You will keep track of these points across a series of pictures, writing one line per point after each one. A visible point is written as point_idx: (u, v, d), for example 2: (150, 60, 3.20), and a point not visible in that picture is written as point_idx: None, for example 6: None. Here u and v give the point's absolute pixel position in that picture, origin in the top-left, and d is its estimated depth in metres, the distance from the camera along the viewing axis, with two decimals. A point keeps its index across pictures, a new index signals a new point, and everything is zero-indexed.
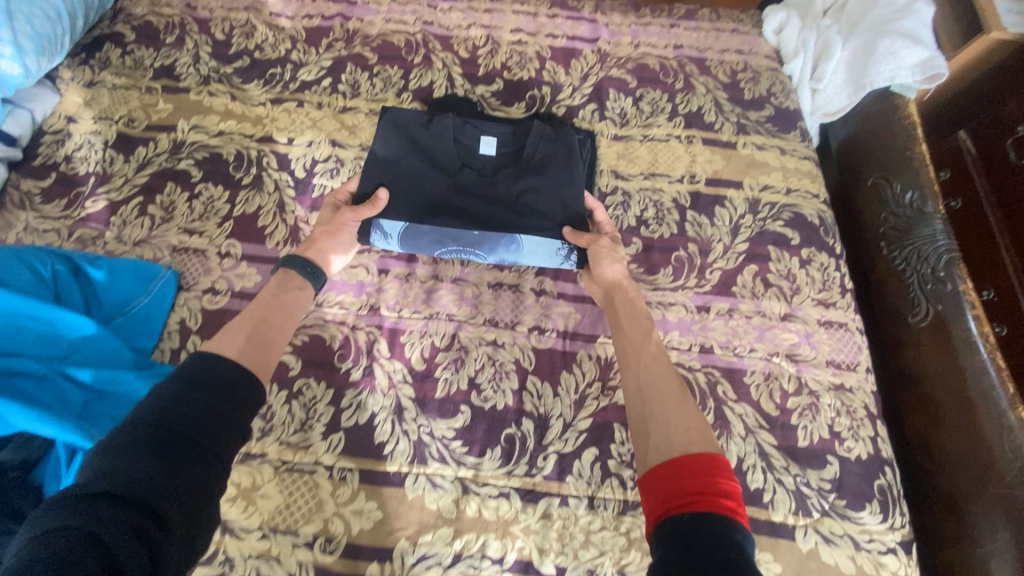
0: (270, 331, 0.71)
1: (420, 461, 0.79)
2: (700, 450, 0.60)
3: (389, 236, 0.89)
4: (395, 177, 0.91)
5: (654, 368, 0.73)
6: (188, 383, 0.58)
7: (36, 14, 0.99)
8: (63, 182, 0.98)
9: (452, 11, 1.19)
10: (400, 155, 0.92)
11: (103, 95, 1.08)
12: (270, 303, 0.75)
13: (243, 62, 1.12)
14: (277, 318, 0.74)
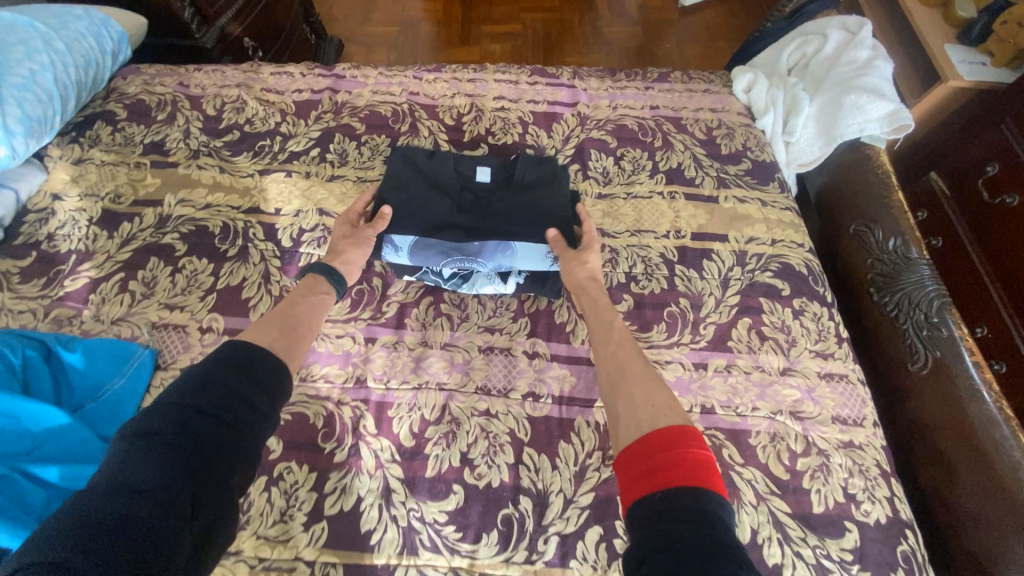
0: (296, 325, 0.76)
1: (410, 551, 0.73)
2: (671, 425, 0.63)
3: (400, 248, 0.93)
4: (398, 199, 0.95)
5: (626, 351, 0.77)
6: (214, 370, 0.62)
7: (27, 97, 1.01)
8: (43, 261, 0.97)
9: (436, 82, 1.24)
10: (402, 180, 0.97)
11: (92, 171, 1.09)
12: (296, 302, 0.80)
13: (233, 135, 1.15)
14: (302, 314, 0.78)
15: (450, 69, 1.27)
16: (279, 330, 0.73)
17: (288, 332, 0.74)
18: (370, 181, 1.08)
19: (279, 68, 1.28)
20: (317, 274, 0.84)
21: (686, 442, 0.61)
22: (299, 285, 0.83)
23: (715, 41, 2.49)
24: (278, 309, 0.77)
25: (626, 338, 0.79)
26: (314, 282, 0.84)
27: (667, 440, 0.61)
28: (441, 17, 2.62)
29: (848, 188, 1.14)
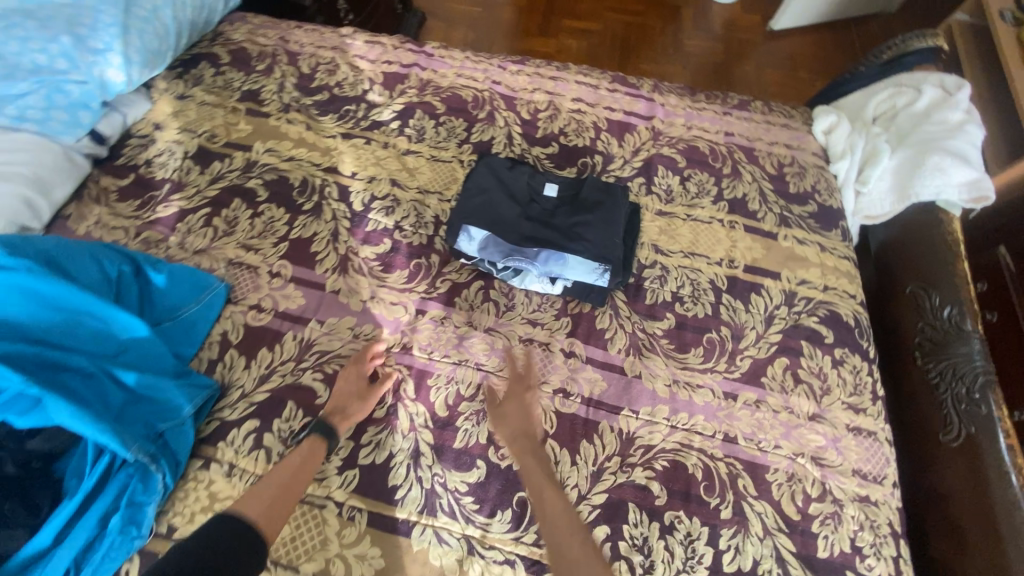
0: (293, 494, 0.73)
1: (429, 512, 0.78)
2: None
3: (473, 239, 0.97)
4: (473, 199, 0.99)
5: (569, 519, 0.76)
6: (192, 549, 0.60)
7: (147, 31, 1.08)
8: (140, 184, 1.05)
9: (519, 74, 1.27)
10: (481, 182, 1.01)
11: (192, 109, 1.17)
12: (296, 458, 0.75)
13: (323, 96, 1.21)
14: (301, 475, 0.75)
15: (534, 64, 1.29)
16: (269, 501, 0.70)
17: (278, 500, 0.71)
18: (442, 161, 1.12)
19: (372, 37, 1.33)
20: (322, 426, 0.79)
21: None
22: (299, 448, 0.77)
23: (797, 71, 2.43)
24: (277, 473, 0.74)
25: (562, 503, 0.77)
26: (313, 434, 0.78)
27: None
28: (523, 5, 2.65)
29: (911, 247, 1.12)
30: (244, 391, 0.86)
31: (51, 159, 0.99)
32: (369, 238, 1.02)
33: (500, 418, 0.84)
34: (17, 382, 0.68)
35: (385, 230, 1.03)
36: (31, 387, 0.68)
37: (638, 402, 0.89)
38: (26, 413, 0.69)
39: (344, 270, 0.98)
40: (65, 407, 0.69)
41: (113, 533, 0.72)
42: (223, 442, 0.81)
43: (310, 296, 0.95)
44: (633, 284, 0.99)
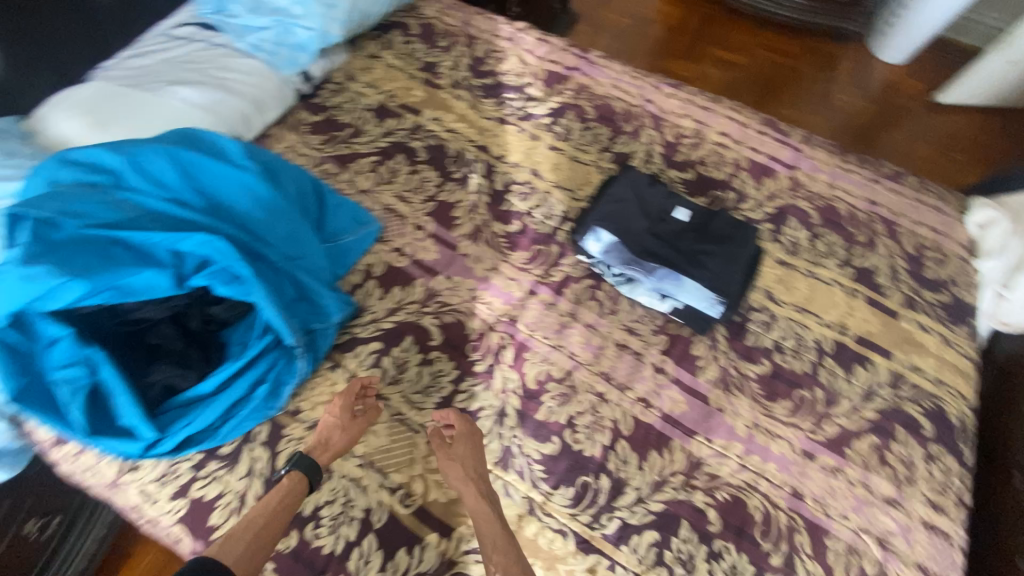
0: (272, 532, 0.73)
1: (503, 466, 0.88)
2: None
3: (599, 241, 1.03)
4: (609, 203, 1.05)
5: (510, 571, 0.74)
6: None
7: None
8: (328, 122, 1.24)
9: (672, 98, 1.32)
10: (620, 190, 1.07)
11: (379, 69, 1.35)
12: (275, 500, 0.75)
13: (489, 81, 1.35)
14: (281, 513, 0.74)
15: (688, 91, 1.34)
16: (248, 543, 0.70)
17: (256, 543, 0.70)
18: (582, 162, 1.20)
19: (543, 36, 1.44)
20: (306, 462, 0.79)
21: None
22: (281, 484, 0.77)
23: (954, 151, 2.25)
24: (256, 511, 0.73)
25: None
26: (295, 471, 0.79)
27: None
28: (673, 25, 2.66)
29: None
30: (375, 316, 1.00)
31: (270, 86, 1.18)
32: (502, 216, 1.13)
33: (448, 461, 0.83)
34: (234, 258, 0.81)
35: (517, 213, 1.13)
36: (244, 266, 0.81)
37: (715, 433, 0.92)
38: (229, 285, 0.81)
39: (475, 238, 1.10)
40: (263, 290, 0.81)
41: (257, 398, 0.85)
42: (352, 352, 0.95)
43: (442, 253, 1.08)
44: (737, 322, 1.02)
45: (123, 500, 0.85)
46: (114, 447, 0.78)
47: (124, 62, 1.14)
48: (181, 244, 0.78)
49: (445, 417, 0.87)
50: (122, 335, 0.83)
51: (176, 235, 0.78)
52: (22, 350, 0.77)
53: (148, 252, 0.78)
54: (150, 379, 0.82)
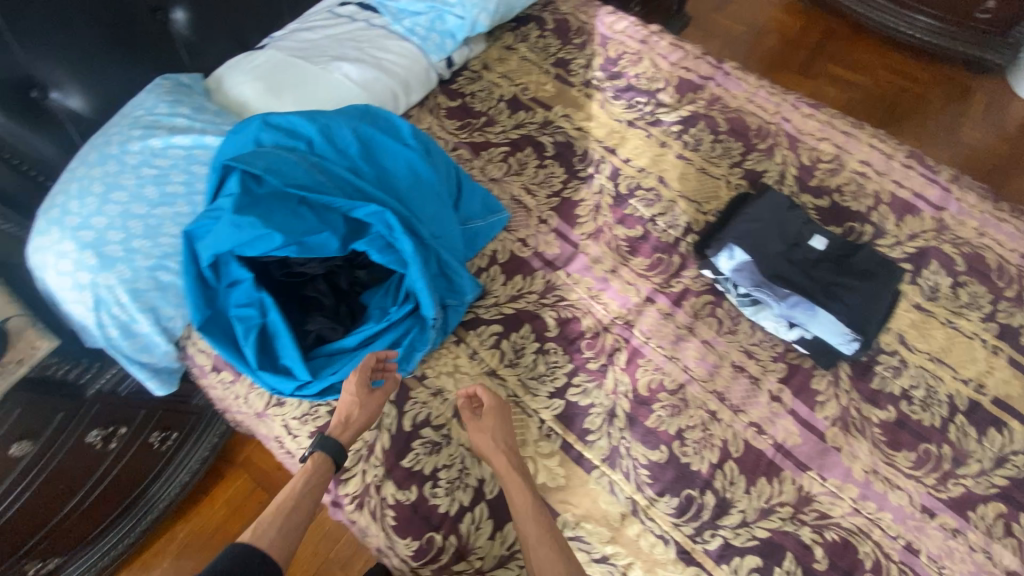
0: (300, 514, 0.80)
1: (610, 464, 0.90)
2: None
3: (733, 259, 1.01)
4: (746, 224, 1.03)
5: (539, 546, 0.77)
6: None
7: None
8: (463, 109, 1.30)
9: (811, 119, 1.27)
10: (760, 211, 1.04)
11: (513, 61, 1.38)
12: (298, 484, 0.81)
13: (621, 82, 1.34)
14: (306, 497, 0.81)
15: (828, 114, 1.28)
16: (278, 528, 0.77)
17: (287, 526, 0.78)
18: (710, 176, 1.18)
19: (678, 41, 1.42)
20: (329, 444, 0.85)
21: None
22: (305, 470, 0.83)
23: None
24: (282, 498, 0.80)
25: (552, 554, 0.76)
26: (316, 454, 0.84)
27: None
28: (791, 38, 2.54)
29: None
30: (497, 301, 1.05)
31: (418, 68, 1.24)
32: (625, 220, 1.13)
33: (480, 433, 0.86)
34: (398, 231, 0.88)
35: (641, 219, 1.13)
36: (405, 239, 0.88)
37: (828, 471, 0.91)
38: (387, 253, 0.90)
39: (597, 238, 1.11)
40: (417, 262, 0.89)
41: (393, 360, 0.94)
42: (474, 331, 1.01)
43: (564, 249, 1.10)
44: (863, 362, 0.99)
45: (266, 430, 0.97)
46: (272, 382, 0.88)
47: (293, 34, 1.25)
48: (356, 211, 0.86)
49: (473, 392, 0.92)
50: (285, 288, 0.95)
51: (353, 203, 0.86)
52: (210, 286, 0.89)
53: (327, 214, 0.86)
54: (307, 327, 0.94)
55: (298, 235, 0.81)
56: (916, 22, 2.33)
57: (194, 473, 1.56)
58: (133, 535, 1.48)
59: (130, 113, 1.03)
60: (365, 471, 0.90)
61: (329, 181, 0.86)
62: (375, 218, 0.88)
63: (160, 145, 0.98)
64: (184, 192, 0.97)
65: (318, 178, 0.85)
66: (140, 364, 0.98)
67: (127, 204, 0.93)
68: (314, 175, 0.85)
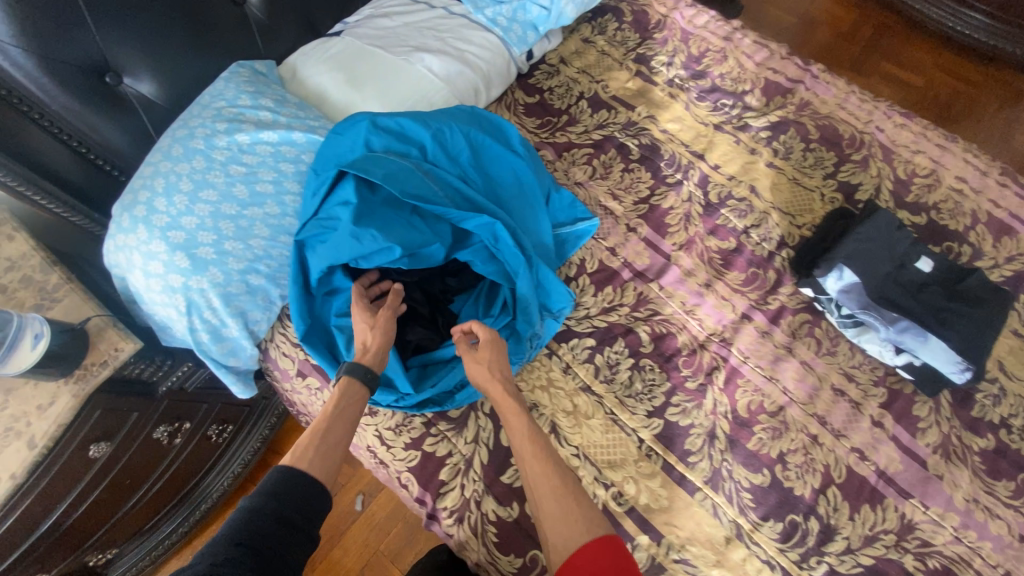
0: (338, 435, 0.76)
1: (712, 486, 0.88)
2: (599, 537, 0.69)
3: (842, 280, 0.97)
4: (856, 244, 0.99)
5: (536, 463, 0.75)
6: (260, 501, 0.65)
7: None
8: (543, 107, 1.24)
9: (905, 129, 1.22)
10: (870, 231, 1.00)
11: (591, 54, 1.32)
12: (331, 406, 0.78)
13: (705, 82, 1.29)
14: (341, 418, 0.78)
15: (921, 124, 1.23)
16: (317, 448, 0.73)
17: (326, 446, 0.74)
18: (804, 187, 1.14)
19: (762, 39, 1.35)
20: (356, 368, 0.81)
21: (608, 554, 0.67)
22: (335, 395, 0.80)
23: None
24: (315, 421, 0.76)
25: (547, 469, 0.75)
26: (345, 378, 0.80)
27: (598, 553, 0.67)
28: (843, 31, 2.43)
29: None
30: (588, 313, 1.02)
31: (500, 62, 1.18)
32: (717, 231, 1.10)
33: (475, 363, 0.83)
34: (507, 243, 0.88)
35: (734, 230, 1.10)
36: (513, 251, 0.88)
37: (930, 499, 0.89)
38: (490, 263, 0.90)
39: (689, 250, 1.08)
40: (525, 269, 0.89)
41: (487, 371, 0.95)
42: (566, 344, 0.99)
43: (654, 259, 1.07)
44: (963, 390, 0.97)
45: (356, 439, 0.95)
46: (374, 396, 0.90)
47: (369, 20, 1.17)
48: (466, 222, 0.86)
49: (468, 326, 0.87)
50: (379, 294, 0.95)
51: (464, 214, 0.85)
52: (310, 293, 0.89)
53: (436, 223, 0.87)
54: (406, 337, 0.94)
55: (413, 247, 0.82)
56: (975, 20, 2.25)
57: (245, 465, 1.54)
58: (187, 525, 1.44)
59: (210, 102, 0.97)
60: (464, 485, 0.89)
61: (440, 189, 0.86)
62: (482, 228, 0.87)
63: (248, 140, 0.94)
64: (274, 191, 0.94)
65: (432, 187, 0.85)
66: (226, 368, 0.96)
67: (217, 203, 0.90)
68: (426, 185, 0.84)
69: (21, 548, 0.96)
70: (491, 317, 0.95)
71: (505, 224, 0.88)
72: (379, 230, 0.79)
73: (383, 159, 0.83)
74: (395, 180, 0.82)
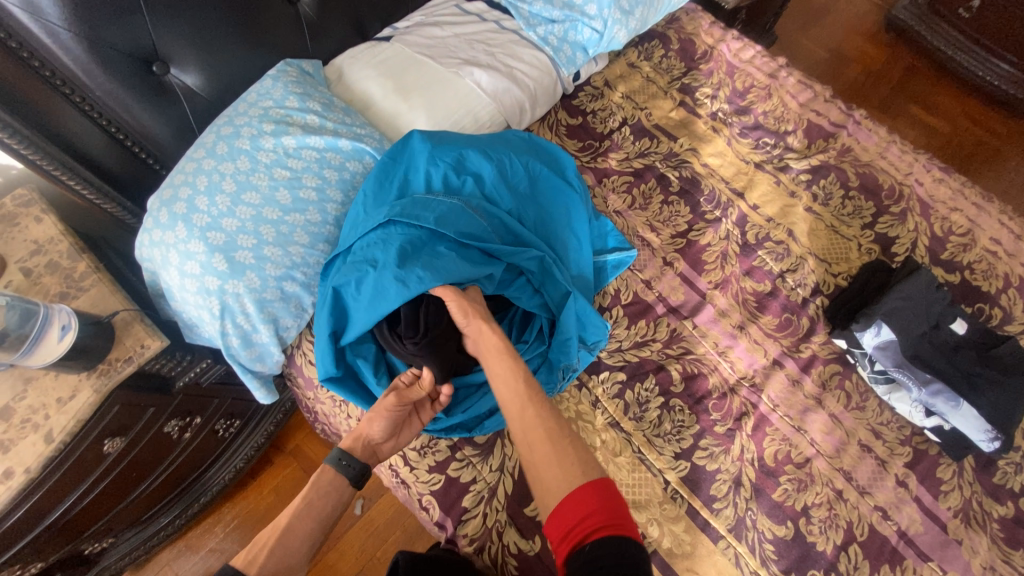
0: (303, 529, 0.72)
1: (736, 535, 0.88)
2: (588, 483, 0.65)
3: (880, 337, 0.97)
4: (896, 302, 0.99)
5: (524, 408, 0.73)
6: None
7: (644, 4, 1.20)
8: (585, 129, 1.23)
9: (943, 184, 1.22)
10: (910, 291, 1.00)
11: (636, 80, 1.31)
12: (300, 501, 0.74)
13: (749, 119, 1.28)
14: (308, 510, 0.74)
15: (959, 180, 1.23)
16: (277, 548, 0.69)
17: (288, 546, 0.70)
18: (842, 236, 1.14)
19: (807, 79, 1.34)
20: (349, 469, 0.78)
21: (601, 494, 0.64)
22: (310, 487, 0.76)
23: None
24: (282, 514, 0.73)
25: (539, 416, 0.72)
26: (325, 472, 0.77)
27: (587, 496, 0.64)
28: (874, 70, 2.32)
29: None
30: (620, 346, 1.01)
31: (547, 81, 1.17)
32: (753, 272, 1.10)
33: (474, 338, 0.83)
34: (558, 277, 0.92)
35: (770, 273, 1.10)
36: (561, 281, 0.91)
37: (951, 564, 0.89)
38: (534, 297, 0.93)
39: (723, 290, 1.07)
40: (569, 301, 0.90)
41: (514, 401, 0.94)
42: (597, 376, 0.98)
43: (689, 297, 1.06)
44: (987, 455, 0.97)
45: None
46: None
47: (420, 28, 1.15)
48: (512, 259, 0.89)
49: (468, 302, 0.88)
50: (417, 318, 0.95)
51: (511, 253, 0.88)
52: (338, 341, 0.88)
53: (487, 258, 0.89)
54: None
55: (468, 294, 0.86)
56: (1001, 70, 2.14)
57: (249, 459, 1.45)
58: (184, 518, 1.35)
59: (257, 100, 0.95)
60: (486, 513, 0.88)
61: (488, 225, 0.89)
62: (528, 260, 0.91)
63: (294, 144, 0.92)
64: (317, 198, 0.92)
65: (481, 224, 0.88)
66: (251, 373, 0.94)
67: (259, 207, 0.88)
68: (474, 224, 0.88)
69: (25, 539, 0.92)
70: (525, 342, 0.94)
71: (546, 259, 0.92)
72: (426, 268, 0.80)
73: (432, 203, 0.87)
74: (446, 222, 0.85)
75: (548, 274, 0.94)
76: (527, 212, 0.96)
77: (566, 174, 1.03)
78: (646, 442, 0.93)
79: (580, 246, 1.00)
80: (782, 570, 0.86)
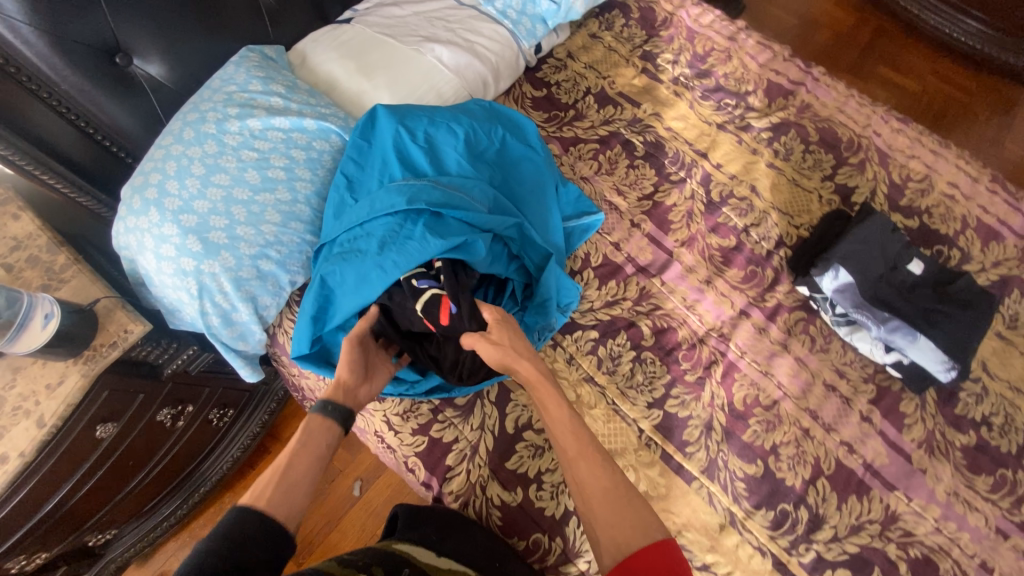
0: (301, 470, 0.75)
1: (708, 476, 0.92)
2: (653, 545, 0.68)
3: (839, 280, 1.02)
4: (852, 248, 1.03)
5: (576, 461, 0.75)
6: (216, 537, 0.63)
7: None
8: (550, 100, 1.25)
9: (901, 134, 1.25)
10: (866, 236, 1.04)
11: (598, 50, 1.33)
12: (295, 441, 0.78)
13: (709, 81, 1.30)
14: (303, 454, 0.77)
15: (917, 129, 1.26)
16: (279, 489, 0.72)
17: (288, 485, 0.73)
18: (803, 189, 1.17)
19: (766, 40, 1.36)
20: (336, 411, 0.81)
21: (666, 556, 0.67)
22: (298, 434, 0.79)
23: None
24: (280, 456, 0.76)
25: (598, 473, 0.74)
26: (314, 418, 0.81)
27: (654, 558, 0.67)
28: (843, 34, 2.34)
29: None
30: (592, 306, 1.05)
31: (509, 54, 1.19)
32: (718, 229, 1.13)
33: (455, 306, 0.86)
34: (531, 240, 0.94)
35: (734, 228, 1.13)
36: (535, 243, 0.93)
37: (915, 491, 0.93)
38: (512, 263, 0.95)
39: (690, 246, 1.11)
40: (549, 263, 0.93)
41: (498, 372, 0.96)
42: (570, 335, 1.02)
43: (657, 255, 1.10)
44: (948, 389, 1.01)
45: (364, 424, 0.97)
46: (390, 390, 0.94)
47: (380, 10, 1.17)
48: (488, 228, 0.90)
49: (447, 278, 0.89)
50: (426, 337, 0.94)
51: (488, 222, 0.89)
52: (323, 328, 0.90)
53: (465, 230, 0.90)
54: None
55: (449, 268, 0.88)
56: (968, 27, 2.17)
57: (245, 448, 1.48)
58: (183, 509, 1.37)
59: (220, 86, 0.97)
60: (470, 470, 0.91)
61: (460, 196, 0.89)
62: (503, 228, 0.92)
63: (260, 126, 0.94)
64: (286, 177, 0.94)
65: (453, 197, 0.88)
66: (235, 352, 0.97)
67: (229, 188, 0.90)
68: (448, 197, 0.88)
69: (25, 525, 0.95)
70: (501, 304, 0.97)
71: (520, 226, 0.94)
72: (399, 253, 0.83)
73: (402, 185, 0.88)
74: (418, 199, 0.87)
75: (527, 241, 0.96)
76: (497, 184, 0.99)
77: (531, 144, 1.06)
78: (620, 394, 0.97)
79: (551, 212, 1.02)
80: (752, 505, 0.90)
